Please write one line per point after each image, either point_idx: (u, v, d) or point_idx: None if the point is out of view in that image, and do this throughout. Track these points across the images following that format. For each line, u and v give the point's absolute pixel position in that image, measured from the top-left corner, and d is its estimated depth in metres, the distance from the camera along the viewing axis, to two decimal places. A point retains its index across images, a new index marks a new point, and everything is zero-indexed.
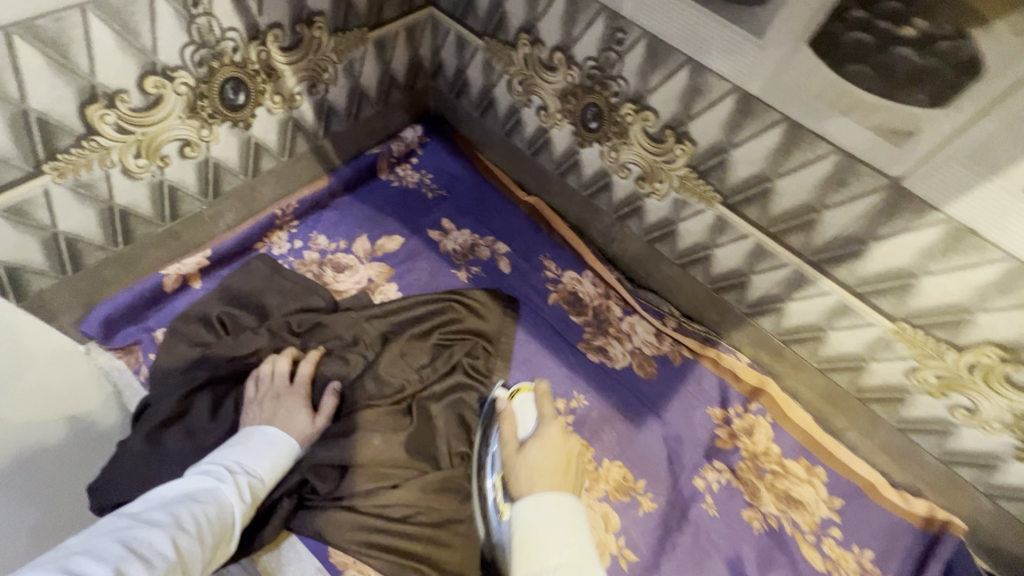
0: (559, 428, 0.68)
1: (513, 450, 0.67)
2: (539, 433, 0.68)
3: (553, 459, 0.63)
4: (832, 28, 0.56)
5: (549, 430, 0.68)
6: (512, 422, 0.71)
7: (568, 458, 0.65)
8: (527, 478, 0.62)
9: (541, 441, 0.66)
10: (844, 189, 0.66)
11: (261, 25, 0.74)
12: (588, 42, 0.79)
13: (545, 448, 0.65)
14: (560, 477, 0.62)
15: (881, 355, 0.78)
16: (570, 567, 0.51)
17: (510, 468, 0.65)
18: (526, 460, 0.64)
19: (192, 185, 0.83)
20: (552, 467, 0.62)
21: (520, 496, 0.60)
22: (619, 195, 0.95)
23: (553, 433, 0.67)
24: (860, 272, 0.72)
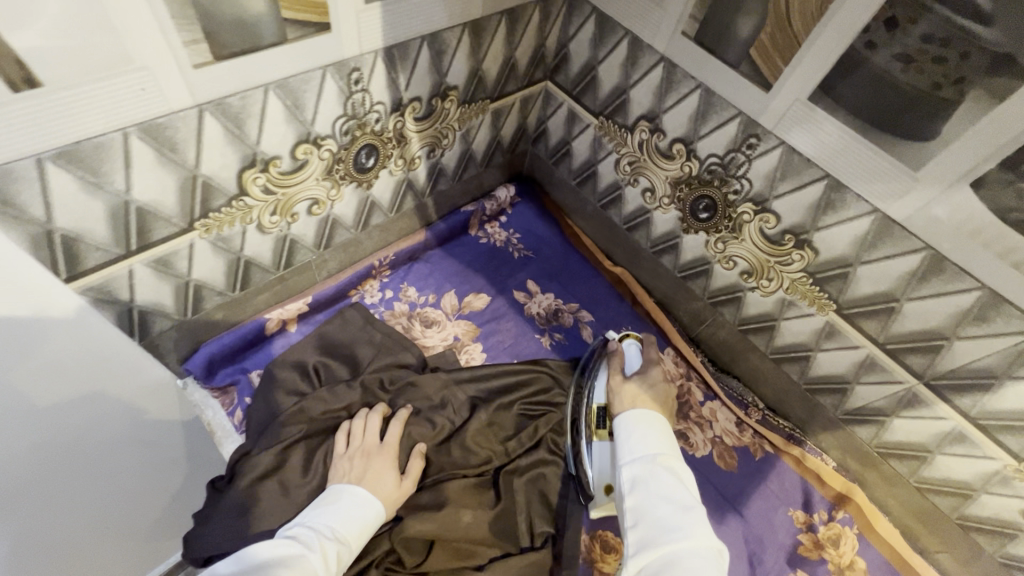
0: (661, 374, 0.84)
1: (617, 381, 0.83)
2: (643, 371, 0.84)
3: (653, 393, 0.79)
4: (1002, 176, 0.56)
5: (653, 371, 0.83)
6: (619, 363, 0.88)
7: (665, 396, 0.80)
8: (630, 398, 0.78)
9: (643, 378, 0.82)
10: (983, 324, 0.65)
11: (405, 98, 0.77)
12: (715, 141, 0.80)
13: (646, 382, 0.81)
14: (658, 405, 0.77)
15: (996, 489, 0.75)
16: (665, 456, 0.66)
17: (616, 389, 0.82)
18: (630, 388, 0.80)
19: (309, 238, 0.85)
20: (651, 397, 0.78)
21: (625, 413, 0.75)
22: (718, 283, 0.95)
23: (655, 374, 0.83)
24: (986, 405, 0.70)
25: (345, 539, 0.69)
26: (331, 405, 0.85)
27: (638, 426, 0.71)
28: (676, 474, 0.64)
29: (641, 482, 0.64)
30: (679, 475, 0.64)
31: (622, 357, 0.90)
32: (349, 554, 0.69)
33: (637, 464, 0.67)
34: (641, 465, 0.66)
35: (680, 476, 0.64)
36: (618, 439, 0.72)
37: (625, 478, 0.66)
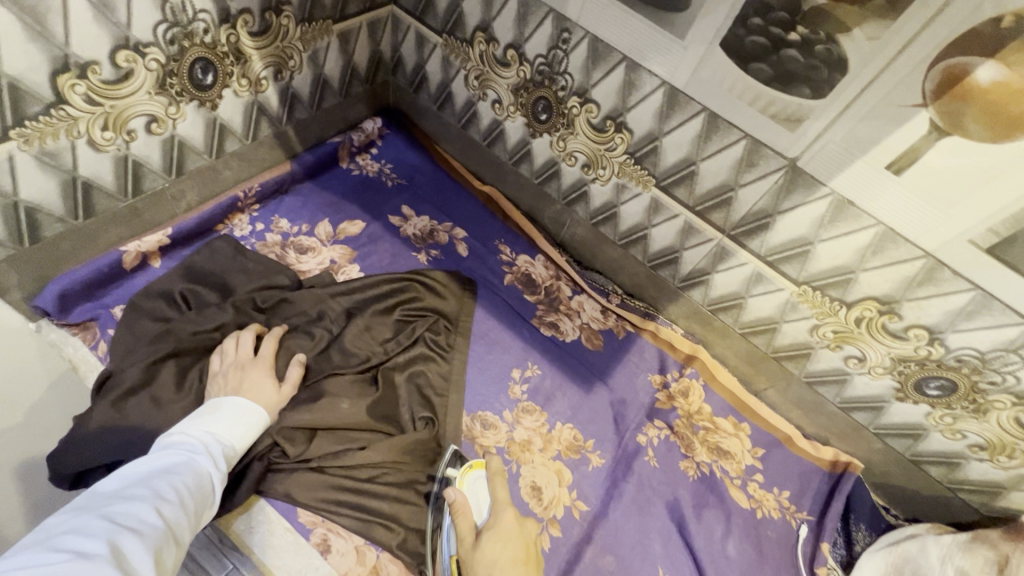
0: (516, 515, 0.69)
1: (470, 544, 0.66)
2: (495, 520, 0.68)
3: (514, 549, 0.65)
4: (736, 32, 0.68)
5: (505, 518, 0.68)
6: (467, 514, 0.69)
7: (526, 548, 0.66)
8: (489, 573, 0.62)
9: (497, 533, 0.66)
10: (753, 169, 0.79)
11: (232, 9, 0.78)
12: (538, 41, 0.88)
13: (500, 540, 0.65)
14: (522, 566, 0.63)
15: (790, 316, 0.91)
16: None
17: (468, 566, 0.64)
18: (486, 555, 0.64)
19: (156, 162, 0.85)
20: (513, 560, 0.63)
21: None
22: (568, 182, 1.05)
23: (509, 521, 0.68)
24: (769, 243, 0.85)
25: (229, 443, 0.71)
26: (201, 325, 0.86)
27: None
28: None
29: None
30: None
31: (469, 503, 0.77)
32: (234, 453, 0.71)
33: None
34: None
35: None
36: None
37: None
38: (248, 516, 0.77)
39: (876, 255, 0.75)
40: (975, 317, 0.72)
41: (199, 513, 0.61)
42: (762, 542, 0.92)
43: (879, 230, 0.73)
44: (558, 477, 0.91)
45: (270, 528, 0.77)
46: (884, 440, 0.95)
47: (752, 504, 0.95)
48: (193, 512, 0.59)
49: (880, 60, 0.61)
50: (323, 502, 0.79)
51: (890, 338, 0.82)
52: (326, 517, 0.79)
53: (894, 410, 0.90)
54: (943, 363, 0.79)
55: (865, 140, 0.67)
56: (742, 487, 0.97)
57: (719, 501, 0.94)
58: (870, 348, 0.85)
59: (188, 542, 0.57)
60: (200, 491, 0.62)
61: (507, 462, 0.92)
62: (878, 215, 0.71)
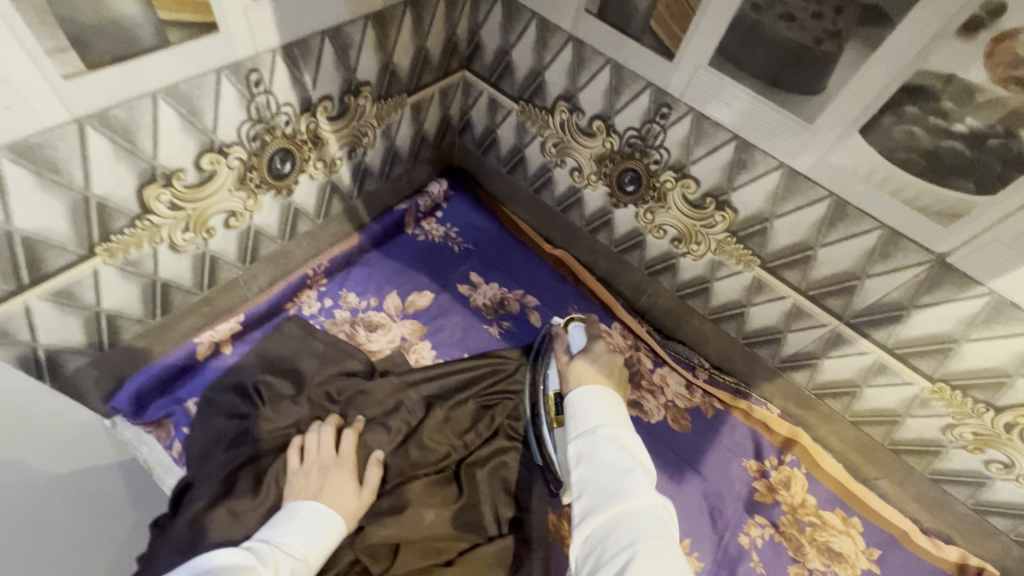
0: (604, 348, 0.83)
1: (564, 361, 0.82)
2: (589, 350, 0.82)
3: (600, 366, 0.78)
4: (884, 119, 0.60)
5: (596, 347, 0.82)
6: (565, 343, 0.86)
7: (611, 367, 0.78)
8: (577, 376, 0.76)
9: (589, 355, 0.80)
10: (887, 261, 0.70)
11: (314, 98, 0.74)
12: (631, 114, 0.81)
13: (591, 359, 0.79)
14: (604, 378, 0.75)
15: (917, 412, 0.81)
16: (609, 427, 0.65)
17: (563, 373, 0.80)
18: (575, 367, 0.78)
19: (232, 253, 0.81)
20: (598, 372, 0.76)
21: (574, 390, 0.73)
22: (653, 253, 0.97)
23: (599, 350, 0.81)
24: (899, 335, 0.75)
25: (301, 556, 0.66)
26: (277, 424, 0.82)
27: (583, 400, 0.70)
28: (619, 443, 0.63)
29: (587, 456, 0.63)
30: (622, 443, 0.63)
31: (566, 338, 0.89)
32: (307, 569, 0.65)
33: (582, 440, 0.65)
34: (586, 439, 0.65)
35: (624, 444, 0.63)
36: (567, 415, 0.70)
37: (573, 454, 0.65)
38: None
39: None
40: None
41: None
42: None
43: None
44: None
45: None
46: None
47: None
48: None
49: None
50: None
51: None
52: None
53: None
54: None
55: None
56: None
57: None
58: (1021, 456, 0.75)
59: None
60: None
61: None
62: None
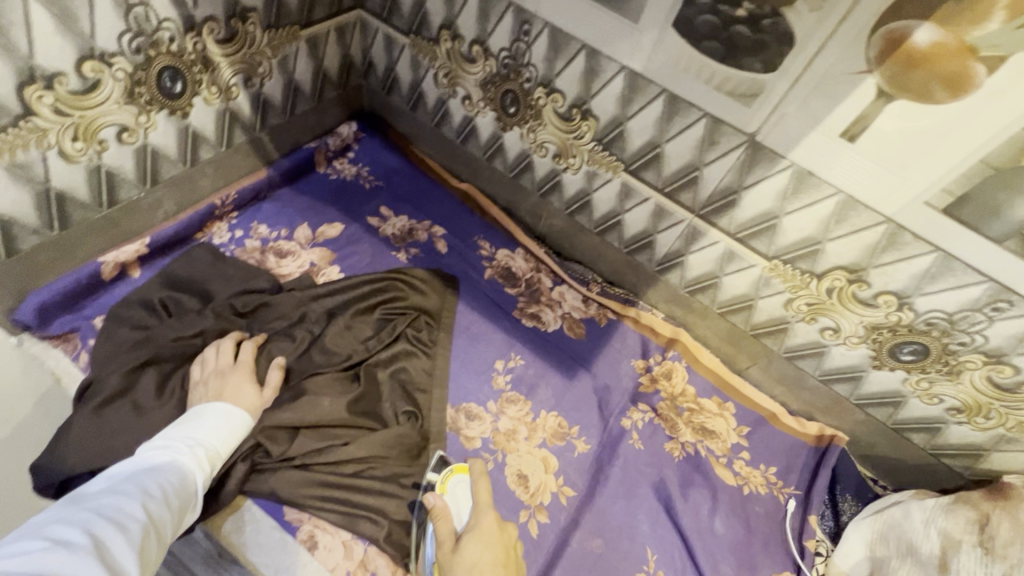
0: (495, 517, 0.72)
1: (449, 549, 0.68)
2: (475, 523, 0.71)
3: (493, 553, 0.67)
4: (687, 11, 0.70)
5: (485, 521, 0.71)
6: (447, 519, 0.71)
7: (506, 550, 0.69)
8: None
9: (475, 534, 0.69)
10: (715, 147, 0.80)
11: (197, 17, 0.80)
12: (501, 35, 0.90)
13: (481, 541, 0.68)
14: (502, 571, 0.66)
15: (764, 292, 0.92)
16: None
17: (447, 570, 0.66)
18: (464, 557, 0.66)
19: (130, 172, 0.86)
20: (491, 563, 0.66)
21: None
22: (540, 173, 1.06)
23: (489, 524, 0.70)
24: (738, 220, 0.86)
25: (216, 448, 0.72)
26: (182, 331, 0.87)
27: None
28: None
29: None
30: None
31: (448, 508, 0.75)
32: (220, 457, 0.72)
33: None
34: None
35: None
36: None
37: None
38: (237, 515, 0.77)
39: (840, 223, 0.76)
40: (940, 279, 0.73)
41: (184, 512, 0.62)
42: (750, 517, 0.92)
43: (840, 199, 0.74)
44: (544, 464, 0.92)
45: (256, 527, 0.77)
46: (867, 410, 0.96)
47: (740, 481, 0.95)
48: (178, 510, 0.61)
49: (823, 29, 0.63)
50: (308, 498, 0.79)
51: (861, 306, 0.83)
52: (313, 513, 0.79)
53: (873, 379, 0.91)
54: (913, 327, 0.80)
55: (818, 110, 0.69)
56: (729, 465, 0.97)
57: (706, 480, 0.94)
58: (843, 319, 0.86)
59: (169, 539, 0.58)
60: (183, 490, 0.63)
61: (492, 451, 0.92)
62: (838, 184, 0.73)
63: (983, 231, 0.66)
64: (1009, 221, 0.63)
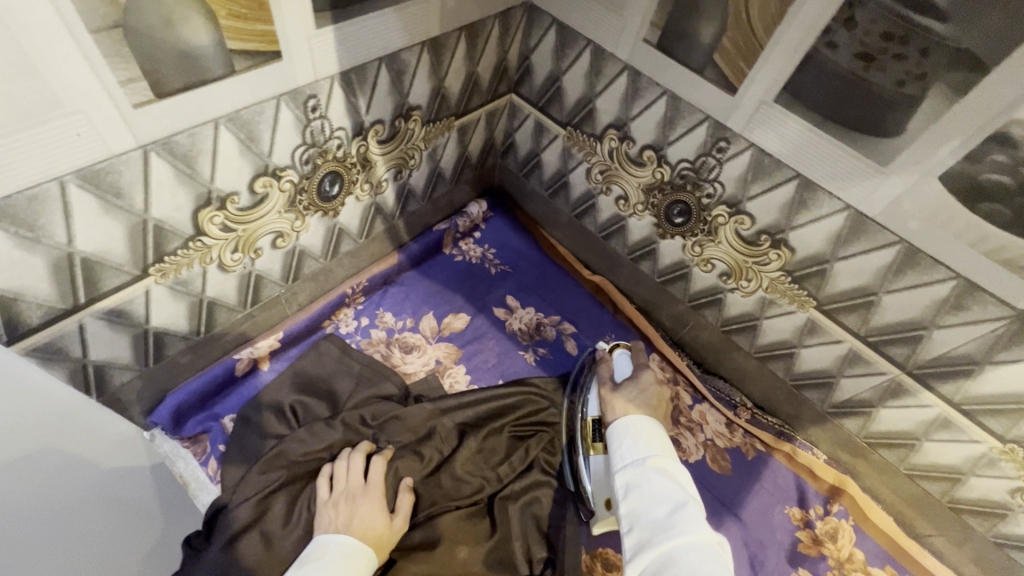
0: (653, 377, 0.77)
1: (609, 390, 0.77)
2: (635, 377, 0.77)
3: (646, 394, 0.73)
4: (968, 167, 0.56)
5: (644, 376, 0.77)
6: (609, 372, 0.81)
7: (659, 399, 0.73)
8: (623, 405, 0.71)
9: (635, 382, 0.75)
10: (960, 313, 0.65)
11: (366, 122, 0.74)
12: (685, 146, 0.79)
13: (638, 387, 0.74)
14: (651, 409, 0.71)
15: (983, 471, 0.76)
16: (656, 459, 0.60)
17: (605, 404, 0.75)
18: (620, 395, 0.74)
19: (277, 272, 0.81)
20: (645, 404, 0.71)
21: (619, 419, 0.68)
22: (697, 285, 0.94)
23: (648, 378, 0.76)
24: (968, 391, 0.71)
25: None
26: (313, 447, 0.81)
27: (628, 430, 0.65)
28: (668, 474, 0.58)
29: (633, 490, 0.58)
30: (673, 476, 0.57)
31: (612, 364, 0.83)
32: None
33: (630, 472, 0.61)
34: (633, 470, 0.60)
35: (674, 476, 0.58)
36: (611, 447, 0.66)
37: (619, 488, 0.61)
38: None
39: None
40: None
41: None
42: None
43: None
44: None
45: None
46: None
47: None
48: None
49: None
50: None
51: None
52: None
53: None
54: None
55: None
56: None
57: None
58: None
59: None
60: None
61: None
62: None
63: None
64: None
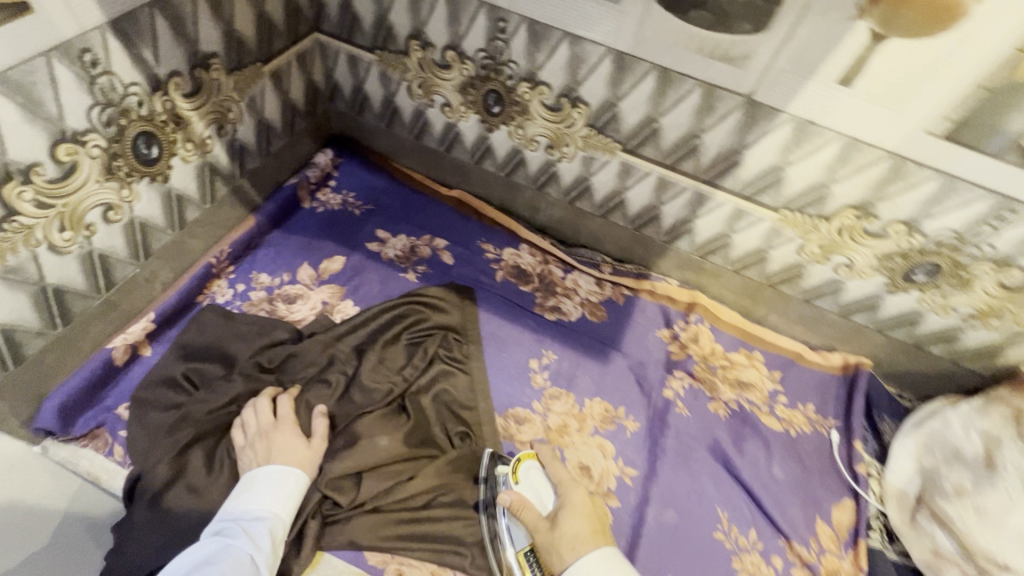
0: (581, 491, 0.76)
1: (546, 530, 0.72)
2: (564, 502, 0.74)
3: (586, 522, 0.71)
4: None
5: (574, 498, 0.74)
6: (530, 508, 0.74)
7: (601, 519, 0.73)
8: (573, 542, 0.69)
9: (569, 510, 0.73)
10: (713, 113, 0.81)
11: (161, 75, 0.75)
12: (475, 37, 0.89)
13: (576, 514, 0.72)
14: (600, 537, 0.70)
15: (775, 242, 0.95)
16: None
17: (548, 548, 0.70)
18: (564, 532, 0.70)
19: (122, 249, 0.82)
20: (590, 531, 0.70)
21: (577, 569, 0.66)
22: (534, 167, 1.05)
23: (580, 499, 0.74)
24: (742, 179, 0.88)
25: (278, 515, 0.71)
26: (215, 403, 0.83)
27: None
28: None
29: None
30: None
31: (528, 498, 0.76)
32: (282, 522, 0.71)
33: None
34: None
35: None
36: None
37: None
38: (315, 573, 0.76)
39: (844, 166, 0.79)
40: (945, 201, 0.77)
41: None
42: (803, 456, 0.95)
43: (842, 142, 0.77)
44: (602, 450, 0.93)
45: None
46: (886, 334, 1.01)
47: (785, 425, 0.99)
48: None
49: None
50: (387, 539, 0.78)
51: (872, 239, 0.87)
52: (395, 553, 0.78)
53: (889, 303, 0.95)
54: (924, 250, 0.85)
55: (812, 60, 0.70)
56: (771, 411, 1.00)
57: (755, 432, 0.97)
58: (856, 254, 0.90)
59: None
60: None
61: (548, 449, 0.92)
62: (838, 128, 0.75)
63: (981, 149, 0.70)
64: (1004, 138, 0.68)
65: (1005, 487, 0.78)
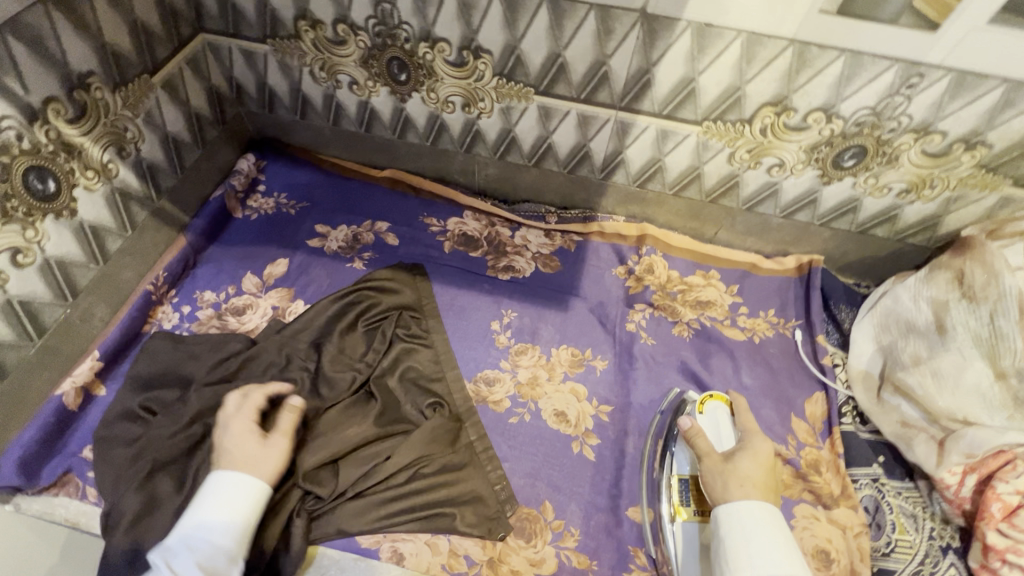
0: (768, 444, 0.72)
1: (719, 460, 0.71)
2: (748, 446, 0.72)
3: (763, 474, 0.68)
4: None
5: (759, 445, 0.72)
6: (704, 439, 0.74)
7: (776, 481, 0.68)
8: (743, 486, 0.66)
9: (750, 453, 0.70)
10: (613, 35, 0.80)
11: (35, 103, 0.72)
12: (361, 4, 0.86)
13: (758, 461, 0.69)
14: (769, 492, 0.67)
15: (706, 157, 0.95)
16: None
17: (715, 473, 0.69)
18: (738, 468, 0.68)
19: (44, 292, 0.80)
20: (763, 483, 0.67)
21: (739, 502, 0.65)
22: (457, 129, 1.03)
23: (763, 448, 0.71)
24: (658, 98, 0.87)
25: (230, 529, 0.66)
26: (176, 427, 0.82)
27: (748, 514, 0.63)
28: None
29: None
30: None
31: (706, 428, 0.80)
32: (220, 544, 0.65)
33: None
34: None
35: None
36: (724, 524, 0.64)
37: None
38: (313, 568, 0.77)
39: (751, 64, 0.79)
40: (855, 79, 0.77)
41: None
42: (769, 360, 0.97)
43: (743, 39, 0.76)
44: (575, 395, 0.94)
45: (339, 567, 0.77)
46: (831, 227, 1.02)
47: (748, 334, 1.01)
48: None
49: None
50: (376, 520, 0.79)
51: (795, 133, 0.87)
52: (386, 531, 0.79)
53: (826, 195, 0.96)
54: (847, 133, 0.85)
55: None
56: (734, 324, 1.02)
57: (720, 346, 0.99)
58: (785, 152, 0.90)
59: None
60: None
61: (524, 404, 0.93)
62: (734, 26, 0.74)
63: (875, 18, 0.70)
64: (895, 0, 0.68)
65: (957, 348, 0.81)
